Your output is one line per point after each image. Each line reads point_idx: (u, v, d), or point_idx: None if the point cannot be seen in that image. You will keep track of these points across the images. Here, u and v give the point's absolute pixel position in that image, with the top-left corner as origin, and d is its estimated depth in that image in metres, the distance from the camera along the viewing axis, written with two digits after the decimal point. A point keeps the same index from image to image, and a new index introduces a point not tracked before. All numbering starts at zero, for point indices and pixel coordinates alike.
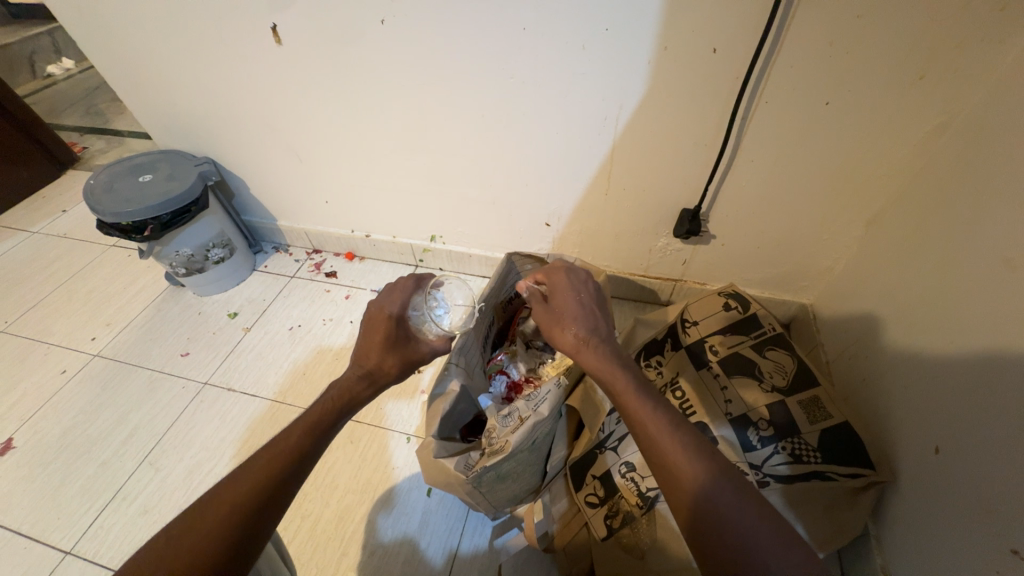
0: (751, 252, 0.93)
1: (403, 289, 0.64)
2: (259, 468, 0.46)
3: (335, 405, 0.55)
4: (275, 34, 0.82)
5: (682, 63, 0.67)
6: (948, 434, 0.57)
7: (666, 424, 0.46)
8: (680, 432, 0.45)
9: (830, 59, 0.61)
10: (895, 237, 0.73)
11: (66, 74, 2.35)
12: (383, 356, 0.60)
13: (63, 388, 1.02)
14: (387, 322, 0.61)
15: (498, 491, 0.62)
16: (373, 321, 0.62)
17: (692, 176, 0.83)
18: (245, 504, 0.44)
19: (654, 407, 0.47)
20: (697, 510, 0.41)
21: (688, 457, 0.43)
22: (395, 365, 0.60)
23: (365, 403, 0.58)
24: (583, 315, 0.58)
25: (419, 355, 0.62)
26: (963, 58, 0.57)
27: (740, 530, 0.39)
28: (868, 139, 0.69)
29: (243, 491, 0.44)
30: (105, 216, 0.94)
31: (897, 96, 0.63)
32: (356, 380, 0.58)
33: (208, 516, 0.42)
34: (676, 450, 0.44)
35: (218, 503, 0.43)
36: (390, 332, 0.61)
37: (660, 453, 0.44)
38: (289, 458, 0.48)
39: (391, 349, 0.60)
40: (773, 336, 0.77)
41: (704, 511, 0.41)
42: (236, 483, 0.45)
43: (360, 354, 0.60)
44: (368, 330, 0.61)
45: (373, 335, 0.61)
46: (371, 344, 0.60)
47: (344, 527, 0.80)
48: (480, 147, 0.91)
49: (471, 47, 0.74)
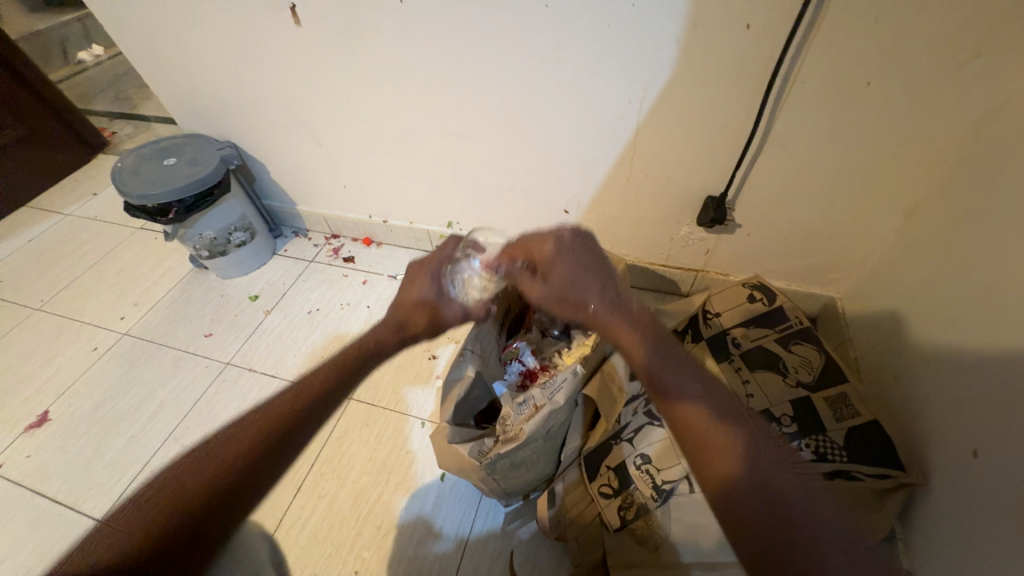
0: (780, 242, 0.89)
1: (445, 248, 0.65)
2: (271, 418, 0.46)
3: (358, 350, 0.54)
4: (295, 14, 0.81)
5: (711, 41, 0.64)
6: (988, 439, 0.53)
7: (675, 370, 0.46)
8: (685, 374, 0.46)
9: (872, 38, 0.57)
10: (938, 228, 0.68)
11: (96, 61, 2.42)
12: (414, 307, 0.59)
13: (95, 365, 1.06)
14: (423, 273, 0.62)
15: (512, 477, 0.59)
16: (413, 274, 0.63)
17: (719, 160, 0.79)
18: (250, 453, 0.44)
19: (661, 351, 0.47)
20: (701, 438, 0.42)
21: (693, 396, 0.44)
22: (425, 319, 0.59)
23: (391, 350, 0.57)
24: (580, 272, 0.56)
25: (448, 313, 0.60)
26: (1022, 35, 0.53)
27: (744, 458, 0.40)
28: (914, 121, 0.64)
29: (248, 437, 0.45)
30: (131, 199, 0.96)
31: (946, 76, 0.58)
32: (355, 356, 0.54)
33: (219, 454, 0.43)
34: (682, 390, 0.44)
35: (227, 444, 0.44)
36: (424, 284, 0.61)
37: (669, 397, 0.44)
38: (267, 440, 0.45)
39: (424, 302, 0.60)
40: (799, 329, 0.74)
41: (710, 441, 0.41)
42: (247, 429, 0.45)
43: (397, 304, 0.61)
44: (405, 284, 0.62)
45: (409, 286, 0.61)
46: (407, 295, 0.61)
47: (359, 507, 0.80)
48: (498, 131, 0.89)
49: (490, 28, 0.72)
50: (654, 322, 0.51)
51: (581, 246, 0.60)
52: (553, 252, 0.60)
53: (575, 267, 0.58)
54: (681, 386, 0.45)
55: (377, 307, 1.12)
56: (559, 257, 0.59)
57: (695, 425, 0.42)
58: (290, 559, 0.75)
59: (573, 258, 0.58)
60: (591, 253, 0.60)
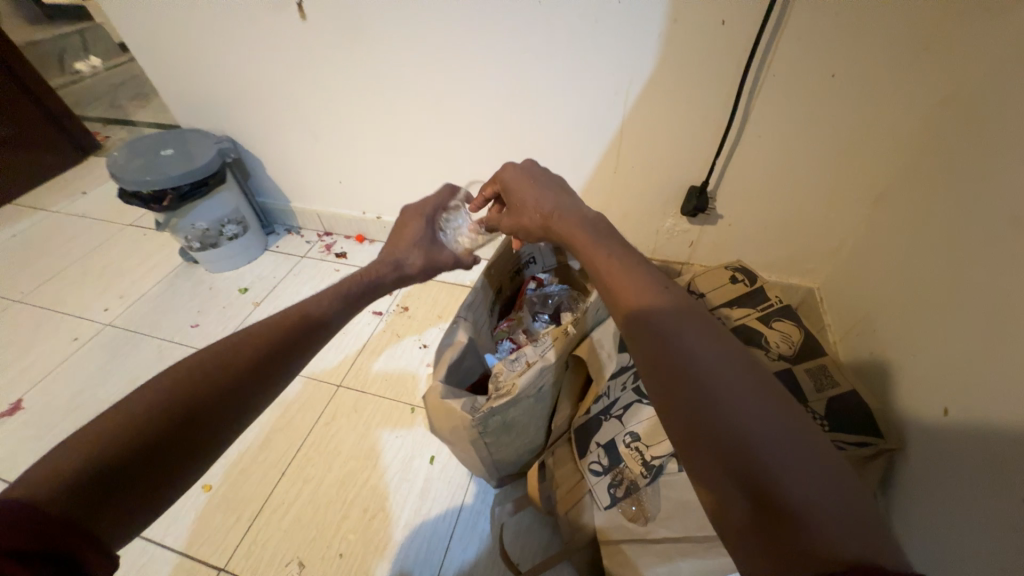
0: (759, 233, 0.94)
1: (437, 197, 0.71)
2: (267, 339, 0.44)
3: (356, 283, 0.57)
4: (300, 9, 0.85)
5: (690, 36, 0.69)
6: (955, 396, 0.56)
7: (623, 266, 0.41)
8: (636, 270, 0.40)
9: (835, 31, 0.63)
10: (903, 211, 0.73)
11: (93, 71, 2.45)
12: (410, 249, 0.65)
13: (74, 354, 1.04)
14: (417, 218, 0.68)
15: (502, 440, 0.60)
16: (406, 218, 0.68)
17: (700, 152, 0.84)
18: (248, 370, 0.41)
19: (613, 252, 0.43)
20: (640, 331, 0.35)
21: (637, 286, 0.38)
22: (420, 262, 0.65)
23: (388, 286, 0.61)
24: (540, 194, 0.55)
25: (442, 257, 0.68)
26: (964, 30, 0.59)
27: (683, 350, 0.32)
28: (876, 111, 0.70)
29: (247, 355, 0.42)
30: (126, 185, 0.97)
31: (902, 68, 0.64)
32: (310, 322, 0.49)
33: (210, 372, 0.39)
34: (625, 281, 0.39)
35: (220, 362, 0.40)
36: (420, 229, 0.67)
37: (613, 289, 0.40)
38: (234, 386, 0.40)
39: (418, 244, 0.66)
40: (780, 308, 0.77)
41: (648, 330, 0.34)
42: (241, 350, 0.42)
43: (391, 247, 0.65)
44: (400, 226, 0.67)
45: (403, 229, 0.67)
46: (401, 236, 0.66)
47: (346, 491, 0.78)
48: (491, 124, 0.93)
49: (486, 23, 0.77)
50: (613, 230, 0.46)
51: (546, 172, 0.59)
52: (509, 175, 0.60)
53: (530, 185, 0.57)
54: (629, 280, 0.39)
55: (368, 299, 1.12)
56: (520, 183, 0.58)
57: (634, 316, 0.36)
58: (272, 543, 0.73)
59: (531, 182, 0.57)
60: (553, 180, 0.58)
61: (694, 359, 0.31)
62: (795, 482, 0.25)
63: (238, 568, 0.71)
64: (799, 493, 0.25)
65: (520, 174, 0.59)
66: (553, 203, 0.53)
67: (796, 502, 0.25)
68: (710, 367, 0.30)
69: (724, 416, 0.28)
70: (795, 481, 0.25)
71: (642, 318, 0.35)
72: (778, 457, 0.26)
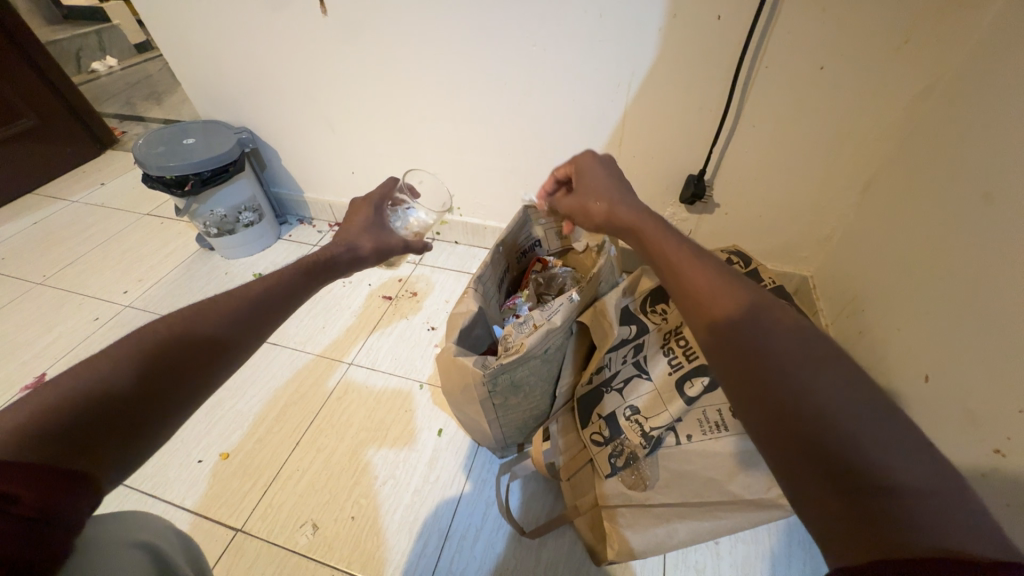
0: (755, 221, 0.98)
1: (383, 187, 0.71)
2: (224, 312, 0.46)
3: (310, 264, 0.57)
4: (322, 5, 0.90)
5: (689, 31, 0.74)
6: (937, 362, 0.61)
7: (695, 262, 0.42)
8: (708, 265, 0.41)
9: (823, 25, 0.68)
10: (888, 197, 0.78)
11: (108, 70, 2.52)
12: (360, 233, 0.65)
13: (95, 333, 1.08)
14: (365, 206, 0.69)
15: (509, 399, 0.65)
16: (356, 208, 0.69)
17: (698, 142, 0.88)
18: (199, 344, 0.42)
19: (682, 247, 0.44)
20: (721, 328, 0.36)
21: (712, 283, 0.39)
22: (370, 244, 0.65)
23: (343, 266, 0.61)
24: (615, 187, 0.56)
25: (390, 241, 0.67)
26: (944, 25, 0.63)
27: (767, 349, 0.33)
28: (863, 102, 0.74)
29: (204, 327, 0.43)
30: (150, 170, 1.02)
31: (886, 60, 0.69)
32: (235, 319, 0.46)
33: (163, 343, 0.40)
34: (698, 275, 0.41)
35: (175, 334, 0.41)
36: (367, 216, 0.67)
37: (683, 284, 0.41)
38: (183, 359, 0.41)
39: (366, 228, 0.66)
40: (773, 288, 0.81)
41: (730, 330, 0.36)
42: (202, 321, 0.44)
43: (342, 235, 0.66)
44: (348, 215, 0.68)
45: (354, 217, 0.68)
46: (353, 223, 0.67)
47: (358, 459, 0.82)
48: (499, 117, 0.98)
49: (497, 18, 0.82)
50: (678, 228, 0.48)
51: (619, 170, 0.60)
52: (586, 164, 0.61)
53: (601, 178, 0.58)
54: (701, 276, 0.40)
55: (379, 287, 1.13)
56: (592, 176, 0.60)
57: (710, 314, 0.38)
58: (287, 506, 0.76)
59: (606, 176, 0.59)
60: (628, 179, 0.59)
61: (777, 359, 0.32)
62: (904, 470, 0.26)
63: (254, 528, 0.74)
64: (910, 479, 0.26)
65: (597, 168, 0.60)
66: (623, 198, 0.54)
67: (907, 486, 0.26)
68: (813, 375, 0.30)
69: (832, 418, 0.28)
70: (906, 470, 0.26)
71: (720, 315, 0.37)
72: (890, 450, 0.27)
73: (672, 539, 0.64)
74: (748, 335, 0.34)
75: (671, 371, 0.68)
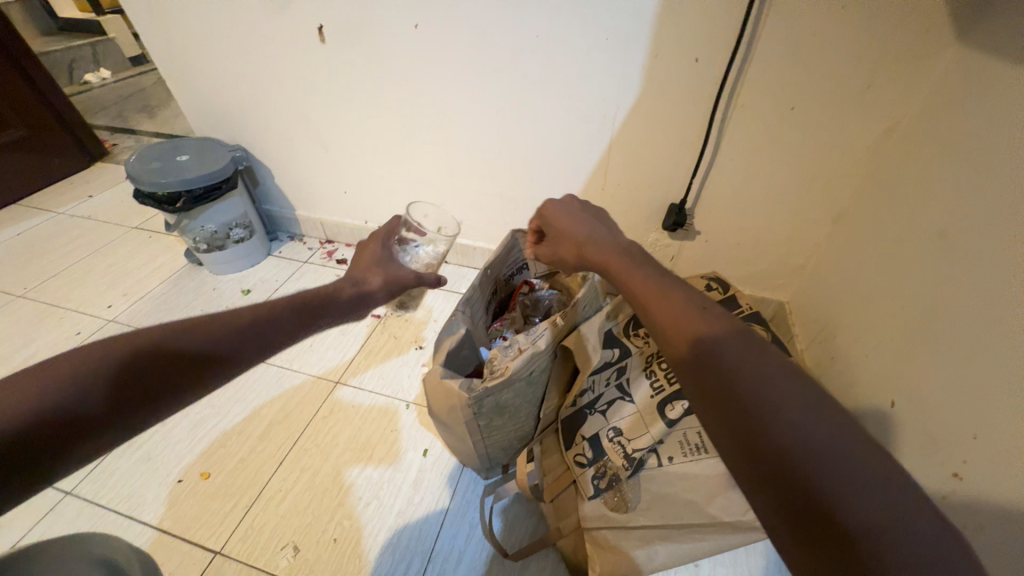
0: (734, 249, 1.02)
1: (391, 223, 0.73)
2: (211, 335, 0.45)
3: (310, 300, 0.57)
4: (320, 34, 0.94)
5: (669, 71, 0.79)
6: (901, 389, 0.64)
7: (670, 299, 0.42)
8: (682, 302, 0.41)
9: (792, 69, 0.73)
10: (856, 230, 0.82)
11: (102, 82, 2.53)
12: (369, 269, 0.66)
13: (76, 348, 1.06)
14: (373, 242, 0.70)
15: (494, 421, 0.66)
16: (365, 246, 0.70)
17: (679, 173, 0.93)
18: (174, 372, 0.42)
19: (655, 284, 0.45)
20: (705, 371, 0.36)
21: (688, 321, 0.39)
22: (379, 279, 0.66)
23: (346, 299, 0.61)
24: (586, 228, 0.58)
25: (400, 273, 0.67)
26: (900, 74, 0.69)
27: (750, 394, 0.33)
28: (830, 141, 0.79)
29: (185, 350, 0.43)
30: (143, 186, 1.03)
31: (849, 104, 0.74)
32: (222, 346, 0.46)
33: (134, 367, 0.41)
34: (671, 315, 0.41)
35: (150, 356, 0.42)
36: (376, 252, 0.69)
37: (660, 324, 0.42)
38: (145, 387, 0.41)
39: (375, 264, 0.67)
40: (750, 314, 0.84)
41: (713, 372, 0.36)
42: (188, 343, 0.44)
43: (351, 274, 0.67)
44: (357, 253, 0.69)
45: (364, 255, 0.69)
46: (363, 260, 0.68)
47: (342, 480, 0.82)
48: (490, 143, 1.01)
49: (489, 52, 0.86)
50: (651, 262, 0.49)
51: (589, 210, 0.62)
52: (554, 210, 0.62)
53: (571, 221, 0.60)
54: (676, 315, 0.40)
55: None
56: (563, 219, 0.61)
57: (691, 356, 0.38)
58: (268, 528, 0.75)
59: (575, 218, 0.60)
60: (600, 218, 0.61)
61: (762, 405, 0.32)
62: (860, 512, 0.27)
63: (233, 550, 0.73)
64: (864, 519, 0.27)
65: (565, 211, 0.62)
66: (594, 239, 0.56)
67: (865, 527, 0.27)
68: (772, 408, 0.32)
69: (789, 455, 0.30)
70: (862, 508, 0.27)
71: (703, 356, 0.37)
72: (850, 484, 0.28)
73: (653, 562, 0.64)
74: (733, 376, 0.34)
75: (653, 393, 0.70)
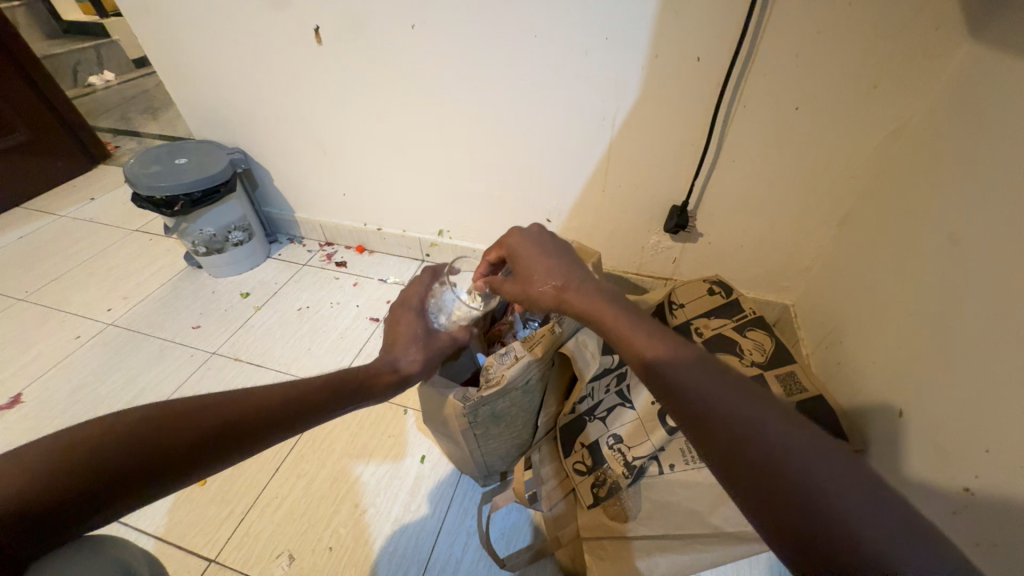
0: (737, 251, 1.00)
1: (419, 286, 0.72)
2: (263, 404, 0.48)
3: (348, 380, 0.58)
4: (317, 35, 0.92)
5: (670, 71, 0.77)
6: (909, 397, 0.62)
7: (659, 341, 0.40)
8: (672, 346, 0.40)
9: (797, 68, 0.71)
10: (862, 233, 0.80)
11: (105, 84, 2.53)
12: (408, 346, 0.65)
13: (75, 352, 1.06)
14: (406, 313, 0.68)
15: (490, 430, 0.65)
16: (396, 316, 0.69)
17: (681, 174, 0.91)
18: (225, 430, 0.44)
19: (637, 323, 0.43)
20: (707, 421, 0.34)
21: (682, 366, 0.38)
22: (418, 355, 0.64)
23: (387, 382, 0.61)
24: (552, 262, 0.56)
25: (441, 343, 0.67)
26: (908, 73, 0.67)
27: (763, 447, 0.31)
28: (836, 141, 0.77)
29: (240, 413, 0.46)
30: (141, 190, 1.02)
31: (856, 103, 0.72)
32: (270, 414, 0.48)
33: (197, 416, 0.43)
34: (664, 358, 0.39)
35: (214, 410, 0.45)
36: (413, 324, 0.67)
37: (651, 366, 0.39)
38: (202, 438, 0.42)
39: (415, 340, 0.66)
40: (753, 318, 0.83)
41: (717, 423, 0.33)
42: (242, 405, 0.47)
43: (387, 349, 0.65)
44: (393, 328, 0.67)
45: (398, 327, 0.67)
46: (398, 333, 0.66)
47: (339, 486, 0.81)
48: (489, 145, 1.00)
49: (488, 52, 0.84)
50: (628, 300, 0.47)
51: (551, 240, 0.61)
52: (518, 242, 0.61)
53: (537, 254, 0.58)
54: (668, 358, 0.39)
55: (367, 307, 1.17)
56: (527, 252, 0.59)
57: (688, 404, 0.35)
58: (263, 535, 0.75)
59: (540, 250, 0.58)
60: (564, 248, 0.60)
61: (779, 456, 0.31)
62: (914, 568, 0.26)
63: (229, 558, 0.73)
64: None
65: (527, 242, 0.60)
66: (564, 273, 0.54)
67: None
68: (772, 439, 0.31)
69: (813, 497, 0.29)
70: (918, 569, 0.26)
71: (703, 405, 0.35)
72: (879, 533, 0.27)
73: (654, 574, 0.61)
74: (742, 428, 0.33)
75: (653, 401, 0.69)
